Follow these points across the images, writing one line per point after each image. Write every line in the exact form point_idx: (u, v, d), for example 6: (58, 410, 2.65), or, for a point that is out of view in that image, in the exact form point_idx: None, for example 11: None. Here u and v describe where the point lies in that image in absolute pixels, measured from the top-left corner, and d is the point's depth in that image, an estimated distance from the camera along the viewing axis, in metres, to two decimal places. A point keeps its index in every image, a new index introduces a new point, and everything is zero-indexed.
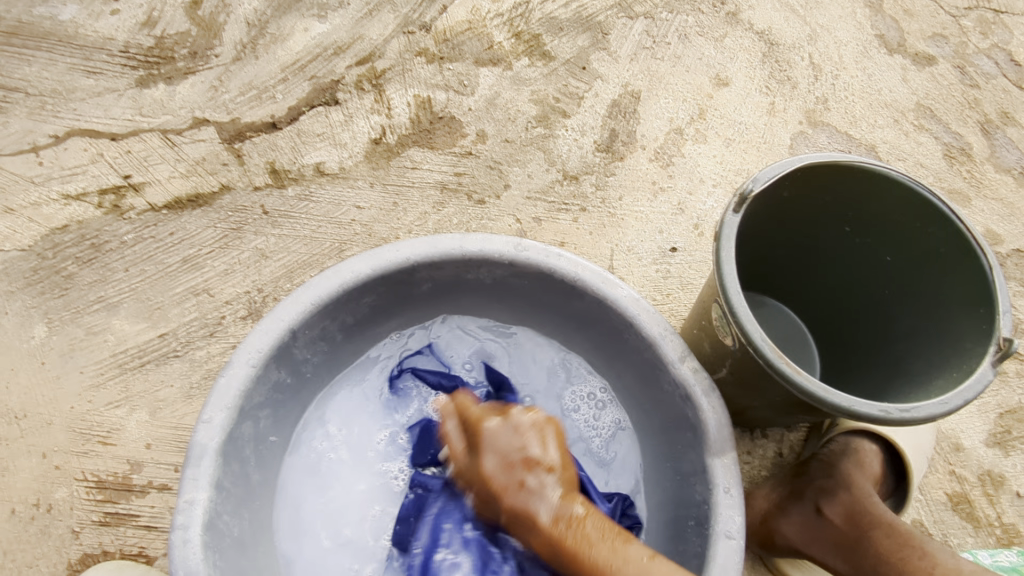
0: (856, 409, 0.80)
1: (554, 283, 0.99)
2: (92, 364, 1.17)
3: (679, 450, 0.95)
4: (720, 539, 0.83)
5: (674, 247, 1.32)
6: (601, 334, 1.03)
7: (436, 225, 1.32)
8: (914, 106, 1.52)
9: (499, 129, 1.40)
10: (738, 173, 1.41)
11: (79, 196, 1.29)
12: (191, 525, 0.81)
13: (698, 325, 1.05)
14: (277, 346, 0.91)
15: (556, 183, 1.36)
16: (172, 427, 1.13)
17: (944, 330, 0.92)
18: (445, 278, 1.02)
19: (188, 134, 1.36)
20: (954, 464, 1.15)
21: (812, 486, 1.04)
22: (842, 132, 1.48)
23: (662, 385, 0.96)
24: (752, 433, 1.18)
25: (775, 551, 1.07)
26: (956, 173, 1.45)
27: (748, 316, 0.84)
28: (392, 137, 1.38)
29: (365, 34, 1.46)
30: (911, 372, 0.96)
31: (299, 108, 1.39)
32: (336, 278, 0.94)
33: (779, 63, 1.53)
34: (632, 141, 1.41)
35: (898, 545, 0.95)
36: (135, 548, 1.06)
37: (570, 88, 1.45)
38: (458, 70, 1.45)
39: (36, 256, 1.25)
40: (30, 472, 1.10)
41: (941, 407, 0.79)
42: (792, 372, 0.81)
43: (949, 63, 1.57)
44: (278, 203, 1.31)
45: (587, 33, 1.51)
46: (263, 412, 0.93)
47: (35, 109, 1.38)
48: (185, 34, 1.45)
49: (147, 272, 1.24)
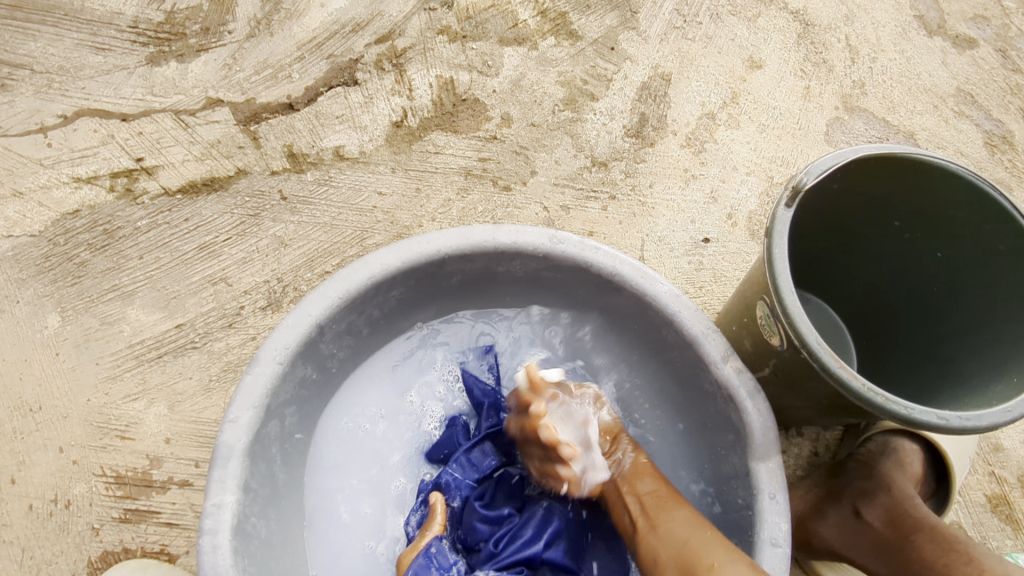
0: (913, 417, 0.76)
1: (592, 277, 0.95)
2: (108, 355, 1.14)
3: (718, 450, 0.92)
4: (766, 547, 0.81)
5: (706, 238, 1.28)
6: (637, 331, 0.99)
7: (461, 212, 1.27)
8: (954, 91, 1.46)
9: (525, 112, 1.35)
10: (772, 160, 1.36)
11: (91, 180, 1.25)
12: (220, 530, 0.78)
13: (738, 322, 1.01)
14: (303, 341, 0.87)
15: (584, 169, 1.31)
16: (192, 422, 1.10)
17: (1001, 330, 0.89)
18: (476, 270, 0.98)
19: (201, 115, 1.31)
20: (994, 464, 1.13)
21: (851, 486, 1.02)
22: (879, 118, 1.42)
23: (703, 385, 0.92)
24: (786, 431, 1.15)
25: (812, 553, 1.03)
26: (997, 162, 1.40)
27: (801, 317, 0.80)
28: (414, 120, 1.32)
29: (384, 11, 1.39)
30: (963, 374, 0.92)
31: (316, 88, 1.33)
32: (364, 271, 0.90)
33: (814, 45, 1.47)
34: (662, 126, 1.36)
35: (942, 550, 0.91)
36: (157, 545, 1.03)
37: (598, 69, 1.39)
38: (481, 49, 1.39)
39: (47, 242, 1.21)
40: (47, 467, 1.07)
41: (1003, 416, 0.76)
42: (847, 377, 0.77)
43: (991, 46, 1.51)
44: (297, 189, 1.26)
45: (615, 12, 1.45)
46: (289, 409, 0.90)
47: (42, 88, 1.32)
48: (196, 9, 1.38)
49: (162, 260, 1.20)
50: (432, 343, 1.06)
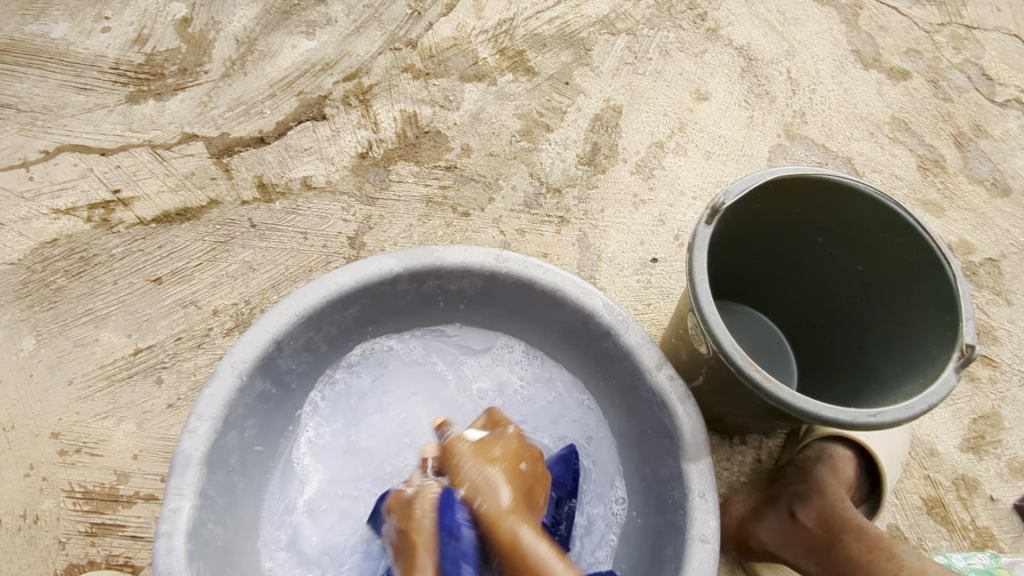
0: (823, 414, 0.82)
1: (537, 294, 1.01)
2: (80, 375, 1.19)
3: (657, 456, 0.97)
4: (696, 543, 0.85)
5: (654, 258, 1.35)
6: (580, 343, 1.05)
7: (422, 236, 1.34)
8: (889, 119, 1.55)
9: (484, 142, 1.43)
10: (717, 185, 1.44)
11: (69, 211, 1.31)
12: (175, 533, 0.82)
13: (676, 334, 1.07)
14: (261, 357, 0.92)
15: (539, 196, 1.39)
16: (159, 438, 1.14)
17: (914, 336, 0.95)
18: (429, 289, 1.04)
19: (176, 149, 1.38)
20: (928, 469, 1.18)
21: (787, 490, 1.06)
22: (819, 145, 1.51)
23: (640, 393, 0.98)
24: (731, 440, 1.20)
25: (752, 555, 1.07)
26: (930, 184, 1.48)
27: (719, 325, 0.86)
28: (379, 152, 1.40)
29: (352, 51, 1.49)
30: (883, 378, 0.98)
31: (286, 123, 1.41)
32: (320, 290, 0.95)
33: (757, 78, 1.57)
34: (614, 154, 1.44)
35: (866, 548, 0.95)
36: (121, 558, 1.07)
37: (554, 103, 1.48)
38: (443, 85, 1.48)
39: (25, 269, 1.27)
40: (16, 485, 1.11)
41: (906, 412, 0.81)
42: (761, 379, 0.83)
43: (923, 77, 1.61)
44: (266, 216, 1.33)
45: (570, 49, 1.55)
46: (248, 421, 0.95)
47: (26, 126, 1.40)
48: (175, 51, 1.47)
49: (135, 285, 1.26)
50: (397, 370, 1.11)
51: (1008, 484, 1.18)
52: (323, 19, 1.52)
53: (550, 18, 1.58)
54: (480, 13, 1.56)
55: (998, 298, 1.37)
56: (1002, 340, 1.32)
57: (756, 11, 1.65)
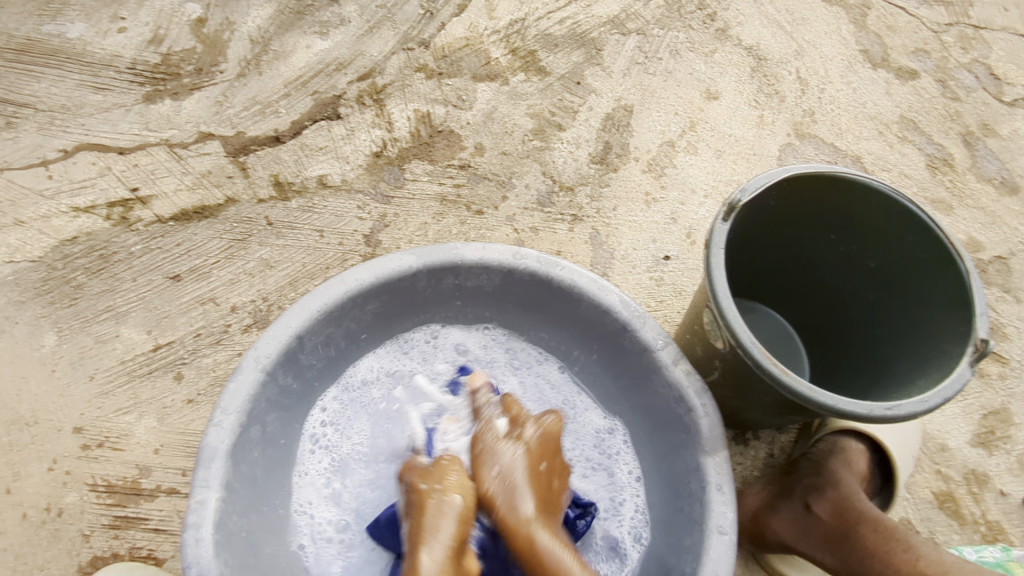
0: (840, 408, 0.83)
1: (554, 290, 1.03)
2: (101, 371, 1.20)
3: (673, 449, 0.98)
4: (714, 535, 0.86)
5: (667, 255, 1.36)
6: (598, 338, 1.06)
7: (436, 234, 1.35)
8: (898, 119, 1.57)
9: (496, 141, 1.45)
10: (728, 184, 1.46)
11: (88, 209, 1.33)
12: (203, 524, 0.83)
13: (691, 330, 1.08)
14: (283, 352, 0.94)
15: (552, 194, 1.41)
16: (180, 433, 1.16)
17: (927, 332, 0.96)
18: (447, 286, 1.06)
19: (193, 147, 1.40)
20: (939, 464, 1.19)
21: (802, 483, 1.07)
22: (828, 143, 1.52)
23: (656, 387, 0.99)
24: (743, 435, 1.21)
25: (766, 547, 1.08)
26: (939, 183, 1.49)
27: (737, 319, 0.87)
28: (393, 151, 1.42)
29: (365, 51, 1.50)
30: (898, 373, 0.99)
31: (302, 122, 1.43)
32: (341, 286, 0.97)
33: (767, 77, 1.59)
34: (625, 153, 1.46)
35: (883, 538, 0.96)
36: (144, 551, 1.08)
37: (565, 102, 1.50)
38: (457, 85, 1.49)
39: (46, 266, 1.28)
40: (40, 479, 1.12)
41: (921, 406, 0.82)
42: (779, 372, 0.84)
43: (931, 77, 1.62)
44: (282, 214, 1.34)
45: (581, 49, 1.57)
46: (271, 416, 0.96)
47: (44, 125, 1.41)
48: (190, 51, 1.49)
49: (154, 282, 1.28)
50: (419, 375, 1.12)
51: (1018, 479, 1.20)
52: (336, 19, 1.54)
53: (561, 18, 1.60)
54: (492, 13, 1.57)
55: (1007, 295, 1.38)
56: (1012, 336, 1.33)
57: (765, 11, 1.67)
